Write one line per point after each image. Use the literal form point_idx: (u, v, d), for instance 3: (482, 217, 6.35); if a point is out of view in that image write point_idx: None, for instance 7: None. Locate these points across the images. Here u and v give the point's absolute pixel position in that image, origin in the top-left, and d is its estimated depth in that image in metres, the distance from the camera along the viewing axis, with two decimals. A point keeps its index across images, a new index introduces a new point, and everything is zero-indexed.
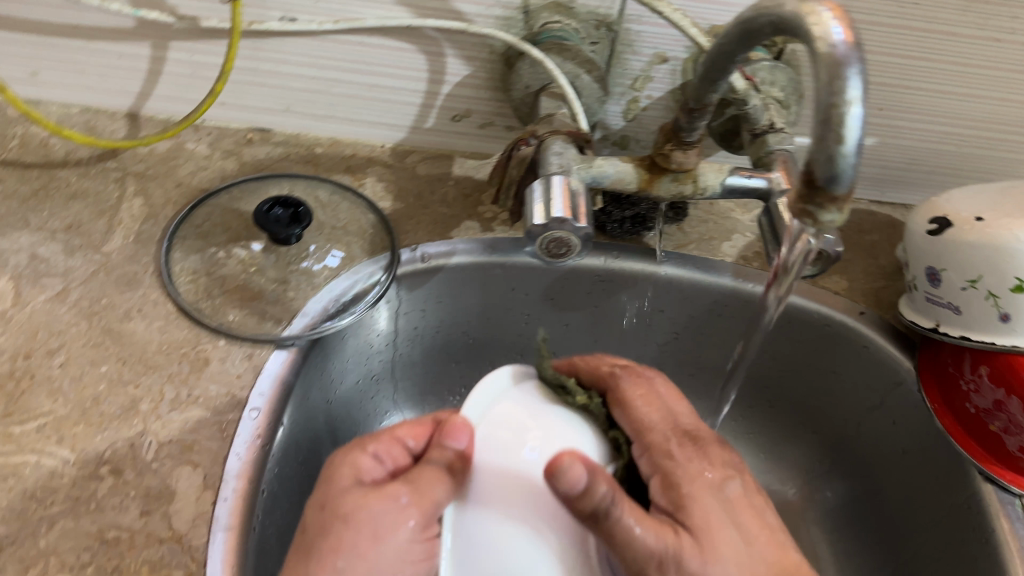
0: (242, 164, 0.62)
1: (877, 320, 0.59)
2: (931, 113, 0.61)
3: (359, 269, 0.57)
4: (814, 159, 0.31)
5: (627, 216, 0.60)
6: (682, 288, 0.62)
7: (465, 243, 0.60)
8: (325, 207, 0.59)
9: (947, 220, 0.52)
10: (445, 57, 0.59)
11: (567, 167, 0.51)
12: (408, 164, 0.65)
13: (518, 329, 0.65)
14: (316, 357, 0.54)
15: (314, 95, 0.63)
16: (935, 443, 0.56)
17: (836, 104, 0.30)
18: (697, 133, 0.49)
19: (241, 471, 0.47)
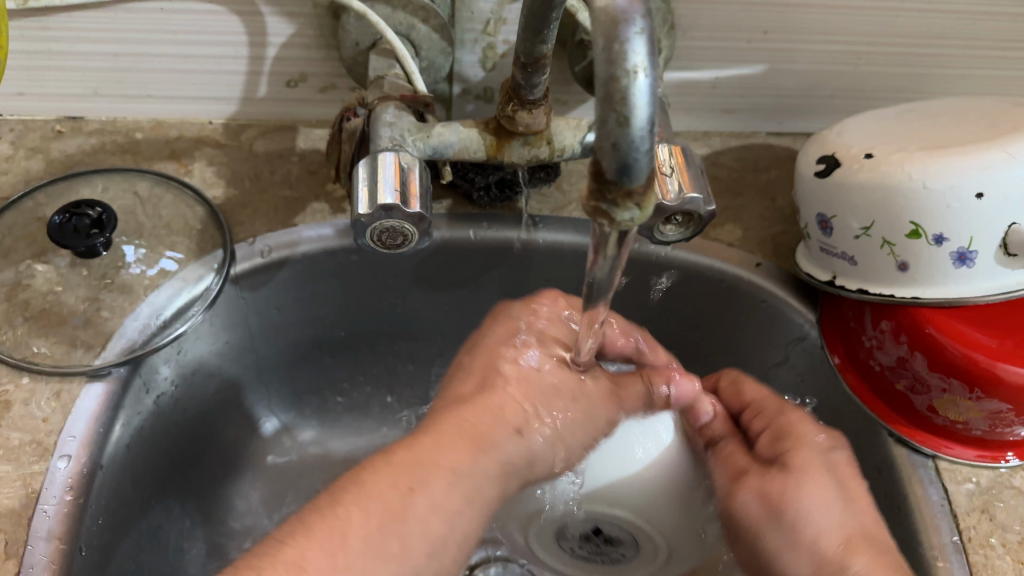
0: (50, 162, 0.54)
1: (776, 271, 0.54)
2: (821, 30, 0.54)
3: (187, 275, 0.50)
4: (599, 148, 0.24)
5: (492, 182, 0.53)
6: (563, 253, 0.56)
7: (312, 230, 0.53)
8: (144, 203, 0.52)
9: (835, 159, 0.46)
10: (262, 16, 0.51)
11: (399, 140, 0.44)
12: (244, 142, 0.57)
13: (393, 314, 0.59)
14: (142, 382, 0.47)
15: (125, 74, 0.54)
16: (842, 404, 0.51)
17: (615, 76, 0.23)
18: (540, 88, 0.42)
19: (54, 531, 0.41)
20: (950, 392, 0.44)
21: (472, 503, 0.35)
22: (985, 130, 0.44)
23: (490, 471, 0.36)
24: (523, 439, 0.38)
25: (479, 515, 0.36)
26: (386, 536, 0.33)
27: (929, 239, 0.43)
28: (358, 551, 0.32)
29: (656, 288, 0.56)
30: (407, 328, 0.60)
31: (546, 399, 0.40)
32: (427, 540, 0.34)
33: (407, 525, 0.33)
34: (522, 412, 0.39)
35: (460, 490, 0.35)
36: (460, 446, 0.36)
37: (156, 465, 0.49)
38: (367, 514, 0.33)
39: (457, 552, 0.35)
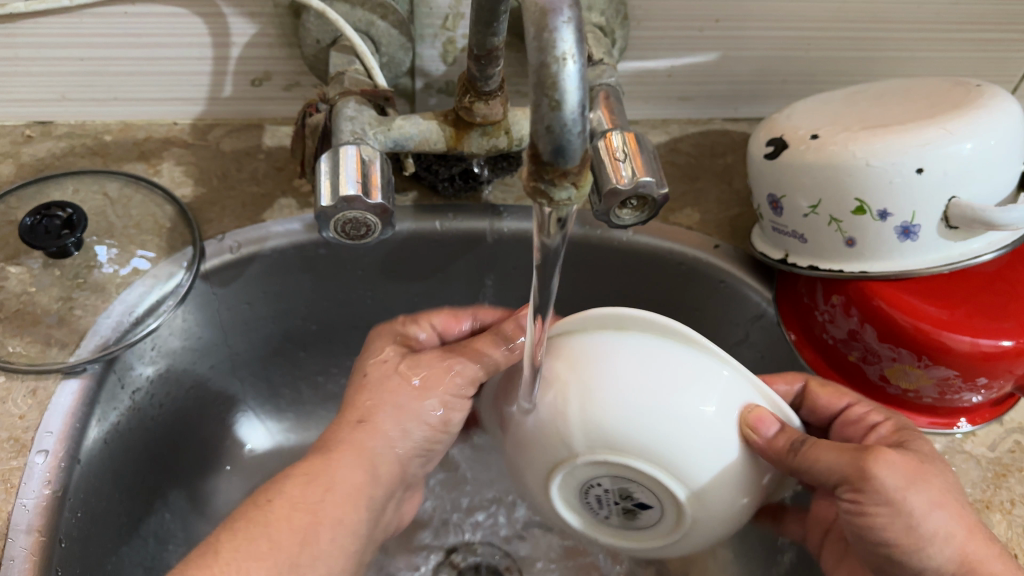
0: (20, 166, 0.55)
1: (733, 252, 0.55)
2: (772, 17, 0.56)
3: (158, 273, 0.51)
4: (534, 131, 0.25)
5: (455, 173, 0.55)
6: (527, 241, 0.57)
7: (280, 225, 0.54)
8: (115, 204, 0.53)
9: (783, 141, 0.47)
10: (224, 17, 0.52)
11: (361, 133, 0.45)
12: (211, 141, 0.58)
13: (364, 306, 0.60)
14: (116, 377, 0.49)
15: (91, 78, 0.55)
16: (800, 378, 0.52)
17: (546, 63, 0.24)
18: (495, 80, 0.43)
19: (34, 525, 0.42)
20: (900, 361, 0.46)
21: (336, 493, 0.40)
22: (925, 109, 0.46)
23: (353, 459, 0.42)
24: (365, 428, 0.43)
25: (357, 500, 0.41)
26: (248, 545, 0.37)
27: (874, 215, 0.44)
28: (227, 565, 0.36)
29: (618, 272, 0.57)
30: (378, 320, 0.61)
31: (389, 396, 0.44)
32: (296, 534, 0.38)
33: (269, 530, 0.38)
34: (375, 403, 0.44)
35: (317, 482, 0.40)
36: (311, 457, 0.42)
37: (134, 461, 0.50)
38: (231, 533, 0.37)
39: (342, 534, 0.40)
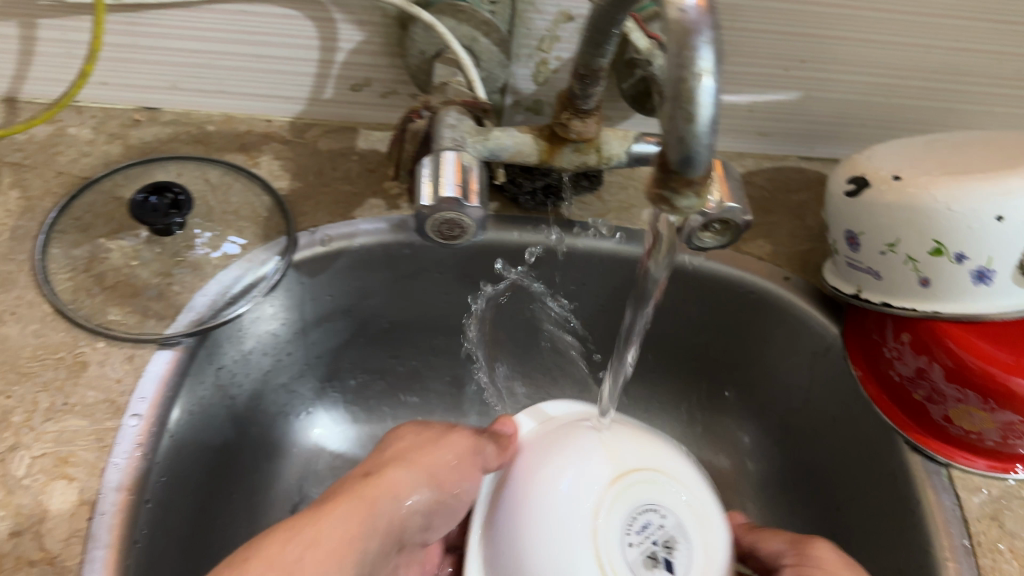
0: (128, 148, 0.58)
1: (803, 285, 0.57)
2: (856, 63, 0.58)
3: (254, 257, 0.54)
4: (666, 140, 0.27)
5: (538, 187, 0.57)
6: (601, 258, 0.59)
7: (368, 223, 0.57)
8: (215, 190, 0.56)
9: (864, 179, 0.49)
10: (335, 22, 0.55)
11: (460, 141, 0.47)
12: (308, 139, 0.61)
13: (438, 308, 0.63)
14: (207, 352, 0.51)
15: (202, 70, 0.58)
16: (861, 412, 0.54)
17: (684, 78, 0.26)
18: (593, 100, 0.45)
19: (123, 483, 0.44)
20: (965, 402, 0.47)
21: (321, 548, 0.39)
22: (1008, 159, 0.47)
23: (343, 514, 0.41)
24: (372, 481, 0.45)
25: (342, 558, 0.40)
26: None
27: (951, 257, 0.45)
28: None
29: (683, 295, 0.59)
30: (449, 322, 0.64)
31: (421, 454, 0.48)
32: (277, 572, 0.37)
33: None
34: (379, 464, 0.47)
35: (303, 533, 0.39)
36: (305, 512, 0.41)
37: (216, 434, 0.53)
38: None
39: None
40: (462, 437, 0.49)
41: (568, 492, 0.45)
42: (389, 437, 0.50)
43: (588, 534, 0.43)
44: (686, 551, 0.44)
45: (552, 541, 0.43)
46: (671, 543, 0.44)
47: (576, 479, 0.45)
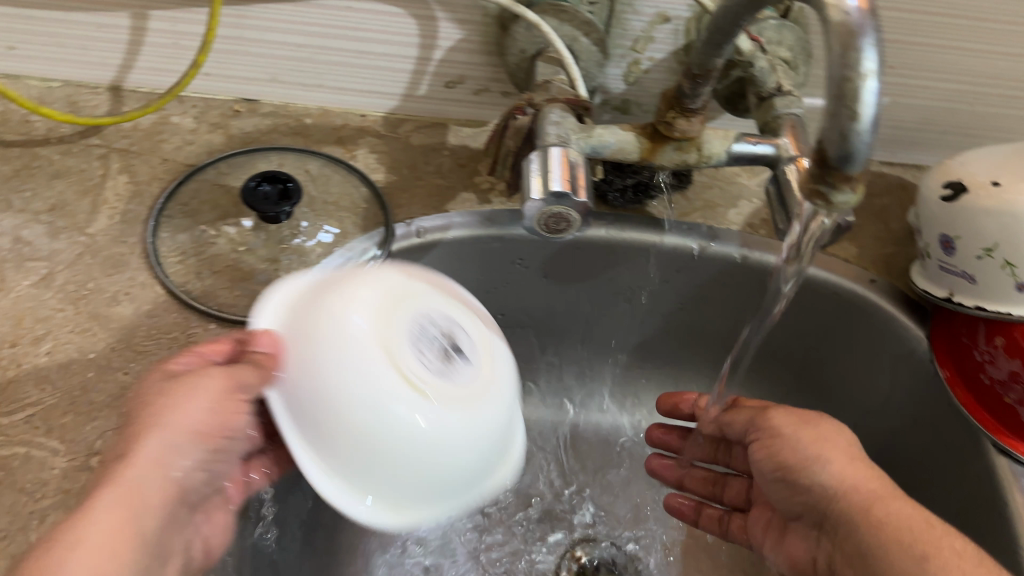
0: (230, 137, 0.60)
1: (888, 288, 0.58)
2: (945, 70, 0.58)
3: (352, 247, 0.55)
4: (826, 136, 0.28)
5: (628, 185, 0.58)
6: (686, 257, 0.60)
7: (461, 216, 0.58)
8: (315, 181, 0.57)
9: (962, 185, 0.50)
10: (436, 20, 0.57)
11: (565, 137, 0.49)
12: (401, 134, 0.62)
13: (520, 302, 0.64)
14: None
15: (302, 63, 0.60)
16: (947, 415, 0.55)
17: (849, 77, 0.27)
18: (700, 99, 0.47)
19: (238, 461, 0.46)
20: None
21: (89, 547, 0.34)
22: None
23: (118, 496, 0.37)
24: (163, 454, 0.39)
25: (116, 556, 0.35)
26: None
27: None
28: None
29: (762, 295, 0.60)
30: (530, 316, 0.65)
31: (222, 406, 0.42)
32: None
33: None
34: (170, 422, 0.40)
35: (94, 526, 0.35)
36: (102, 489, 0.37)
37: None
38: None
39: None
40: (215, 375, 0.42)
41: (405, 415, 0.40)
42: (141, 395, 0.42)
43: (441, 488, 0.43)
44: (467, 346, 0.44)
45: (376, 493, 0.42)
46: (451, 333, 0.44)
47: (428, 399, 0.41)
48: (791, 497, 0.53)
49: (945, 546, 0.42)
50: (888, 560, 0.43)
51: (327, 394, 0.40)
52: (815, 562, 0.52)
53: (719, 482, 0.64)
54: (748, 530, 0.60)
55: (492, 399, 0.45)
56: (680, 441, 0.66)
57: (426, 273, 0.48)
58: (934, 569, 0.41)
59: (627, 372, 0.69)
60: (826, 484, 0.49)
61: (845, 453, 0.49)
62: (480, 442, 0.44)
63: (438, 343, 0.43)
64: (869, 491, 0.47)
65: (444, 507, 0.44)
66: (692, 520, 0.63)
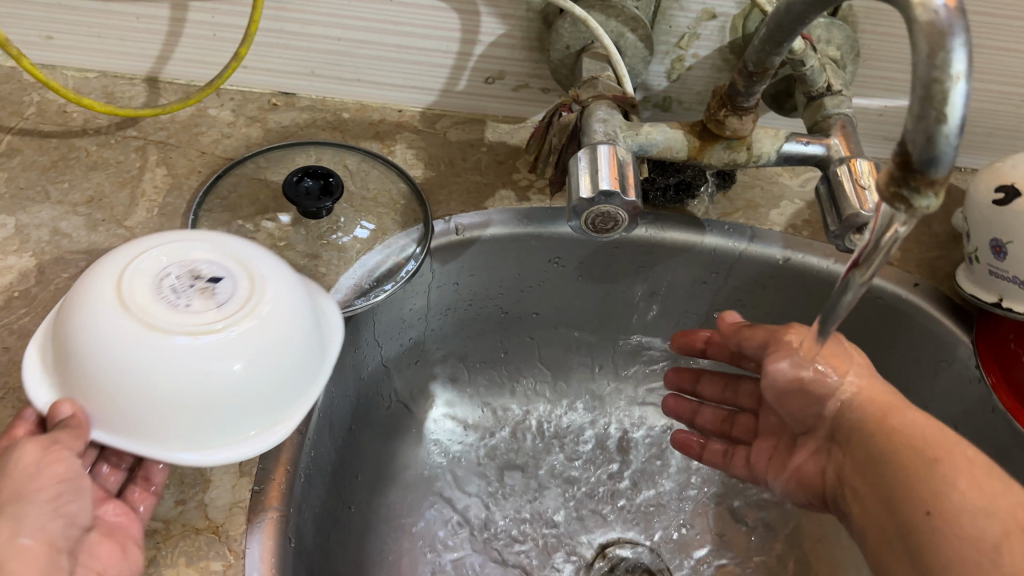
0: (267, 131, 0.59)
1: (932, 292, 0.57)
2: (993, 72, 0.58)
3: (390, 243, 0.55)
4: (911, 138, 0.28)
5: (670, 184, 0.58)
6: (725, 257, 0.59)
7: (500, 214, 0.58)
8: (354, 176, 0.57)
9: (1014, 188, 0.49)
10: (479, 15, 0.56)
11: (612, 135, 0.48)
12: (439, 130, 0.62)
13: (552, 301, 0.64)
14: (349, 334, 0.53)
15: (341, 57, 0.59)
16: (990, 421, 0.54)
17: (938, 79, 0.27)
18: (754, 98, 0.46)
19: (281, 456, 0.46)
20: None
21: None
22: None
23: None
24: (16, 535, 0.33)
25: None
26: None
27: None
28: None
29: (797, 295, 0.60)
30: (562, 315, 0.65)
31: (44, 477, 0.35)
32: None
33: None
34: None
35: None
36: None
37: (346, 412, 0.55)
38: None
39: None
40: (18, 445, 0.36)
41: (222, 354, 0.37)
42: None
43: (272, 388, 0.40)
44: (218, 266, 0.39)
45: (248, 422, 0.39)
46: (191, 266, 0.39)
47: (221, 336, 0.37)
48: (805, 409, 0.52)
49: (958, 453, 0.42)
50: (901, 468, 0.43)
51: (130, 379, 0.36)
52: (823, 476, 0.51)
53: (729, 419, 0.61)
54: (753, 459, 0.57)
55: (269, 308, 0.39)
56: (694, 381, 0.63)
57: (182, 230, 0.41)
58: (942, 471, 0.41)
59: (658, 372, 0.69)
60: (840, 398, 0.50)
61: (865, 372, 0.51)
62: (289, 333, 0.40)
63: (188, 285, 0.38)
64: (887, 404, 0.48)
65: (275, 416, 0.41)
66: (694, 456, 0.61)
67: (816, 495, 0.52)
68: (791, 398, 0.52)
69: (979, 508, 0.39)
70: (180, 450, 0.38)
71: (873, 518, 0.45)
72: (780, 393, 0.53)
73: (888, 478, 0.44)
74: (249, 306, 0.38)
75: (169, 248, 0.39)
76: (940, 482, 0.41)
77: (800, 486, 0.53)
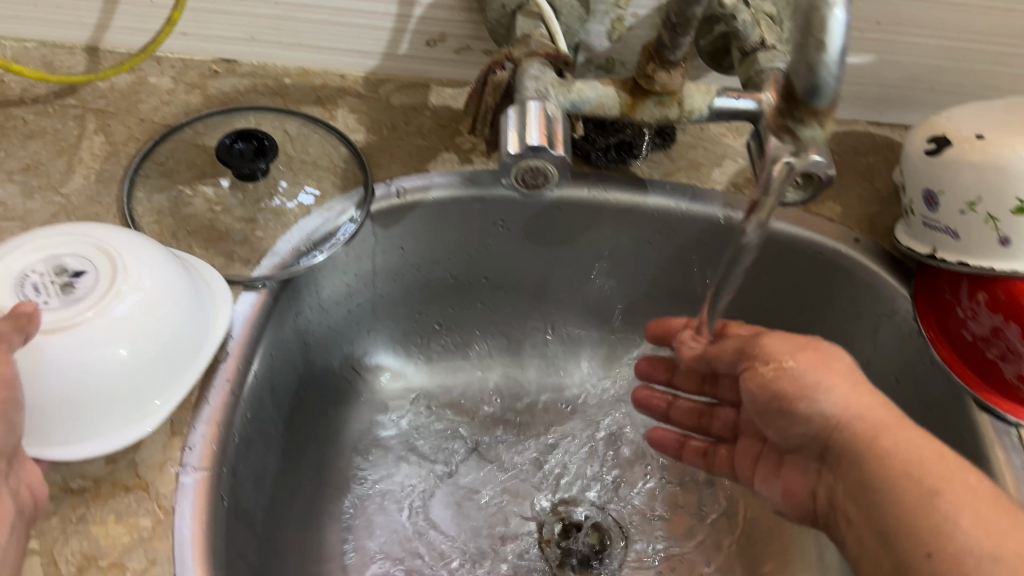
0: (208, 98, 0.59)
1: (873, 248, 0.57)
2: (932, 26, 0.58)
3: (331, 207, 0.55)
4: (795, 71, 0.28)
5: (610, 144, 0.58)
6: (668, 217, 0.59)
7: (442, 176, 0.58)
8: (294, 140, 0.57)
9: (946, 138, 0.49)
10: None
11: (543, 91, 0.48)
12: (381, 94, 0.62)
13: (500, 266, 0.64)
14: (290, 297, 0.54)
15: (280, 22, 0.59)
16: (929, 372, 0.54)
17: (816, 7, 0.27)
18: (681, 51, 0.46)
19: (212, 416, 0.46)
20: None
21: None
22: None
23: None
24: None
25: None
26: None
27: None
28: None
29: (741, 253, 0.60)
30: (511, 281, 0.66)
31: None
32: None
33: None
34: None
35: None
36: None
37: (291, 378, 0.56)
38: None
39: None
40: None
41: (99, 343, 0.40)
42: None
43: (155, 359, 0.43)
44: (82, 259, 0.42)
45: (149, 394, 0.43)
46: (57, 266, 0.42)
47: (92, 328, 0.40)
48: (786, 429, 0.50)
49: (955, 479, 0.41)
50: (897, 496, 0.42)
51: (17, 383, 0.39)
52: (814, 496, 0.51)
53: (707, 413, 0.63)
54: (735, 460, 0.59)
55: (138, 288, 0.42)
56: (669, 373, 0.65)
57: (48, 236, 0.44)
58: (944, 503, 0.40)
59: (610, 335, 0.69)
60: (825, 412, 0.47)
61: (846, 379, 0.47)
62: (162, 305, 0.43)
63: (50, 282, 0.41)
64: (875, 418, 0.45)
65: (167, 387, 0.44)
66: (674, 453, 0.63)
67: (805, 512, 0.52)
68: (772, 418, 0.51)
69: (978, 539, 0.38)
70: (81, 446, 0.41)
71: (870, 548, 0.44)
72: (765, 415, 0.51)
73: (880, 507, 0.43)
74: (114, 292, 0.41)
75: (38, 250, 0.42)
76: (945, 516, 0.39)
77: (789, 500, 0.53)
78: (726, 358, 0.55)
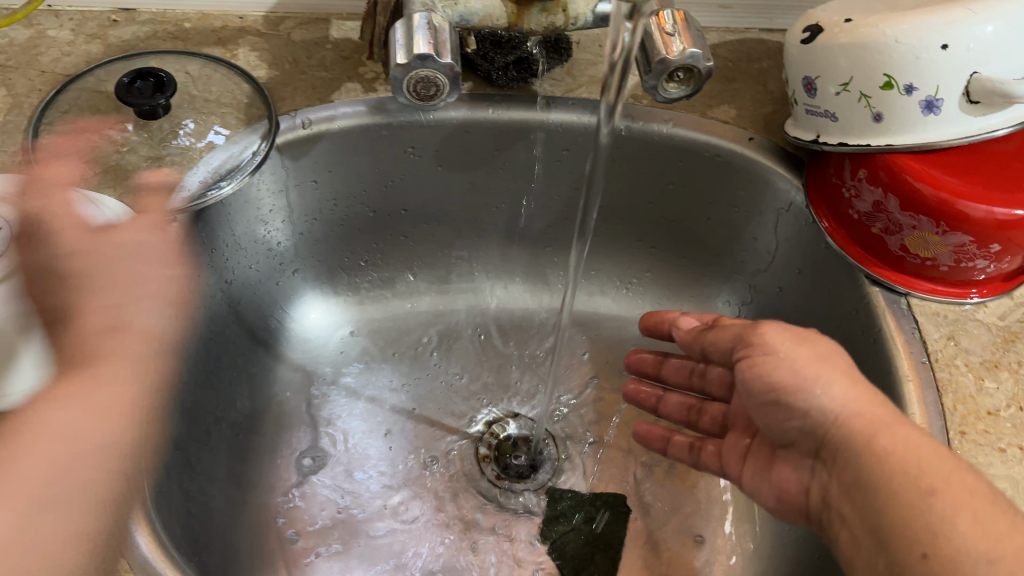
0: (108, 46, 0.60)
1: (766, 144, 0.60)
2: None
3: (237, 141, 0.56)
4: None
5: (509, 61, 0.60)
6: (572, 131, 0.61)
7: (347, 106, 0.59)
8: (196, 81, 0.57)
9: (819, 26, 0.51)
10: None
11: (429, 6, 0.50)
12: (282, 31, 0.63)
13: (417, 195, 0.65)
14: (203, 231, 0.54)
15: None
16: (826, 256, 0.57)
17: None
18: None
19: None
20: (919, 229, 0.50)
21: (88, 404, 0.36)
22: None
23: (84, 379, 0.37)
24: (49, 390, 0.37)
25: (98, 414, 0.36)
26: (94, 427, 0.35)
27: (900, 90, 0.48)
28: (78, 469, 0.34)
29: (645, 161, 0.62)
30: (429, 210, 0.67)
31: None
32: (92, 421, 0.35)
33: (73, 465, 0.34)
34: None
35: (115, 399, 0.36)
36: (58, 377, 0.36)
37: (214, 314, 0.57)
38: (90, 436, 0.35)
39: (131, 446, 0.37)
40: None
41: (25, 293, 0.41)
42: None
43: None
44: None
45: None
46: None
47: None
48: (781, 422, 0.45)
49: (952, 479, 0.36)
50: (885, 488, 0.38)
51: None
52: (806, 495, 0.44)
53: (695, 408, 0.58)
54: (723, 456, 0.53)
55: None
56: (659, 365, 0.62)
57: None
58: (941, 505, 0.35)
59: (531, 257, 0.72)
60: (823, 406, 0.42)
61: (846, 376, 0.43)
62: None
63: None
64: (868, 416, 0.41)
65: None
66: (660, 448, 0.59)
67: (797, 514, 0.46)
68: (763, 409, 0.46)
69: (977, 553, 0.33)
70: None
71: (862, 549, 0.38)
72: (757, 409, 0.47)
73: (872, 504, 0.38)
74: None
75: None
76: (939, 520, 0.35)
77: (779, 500, 0.47)
78: (722, 346, 0.50)
